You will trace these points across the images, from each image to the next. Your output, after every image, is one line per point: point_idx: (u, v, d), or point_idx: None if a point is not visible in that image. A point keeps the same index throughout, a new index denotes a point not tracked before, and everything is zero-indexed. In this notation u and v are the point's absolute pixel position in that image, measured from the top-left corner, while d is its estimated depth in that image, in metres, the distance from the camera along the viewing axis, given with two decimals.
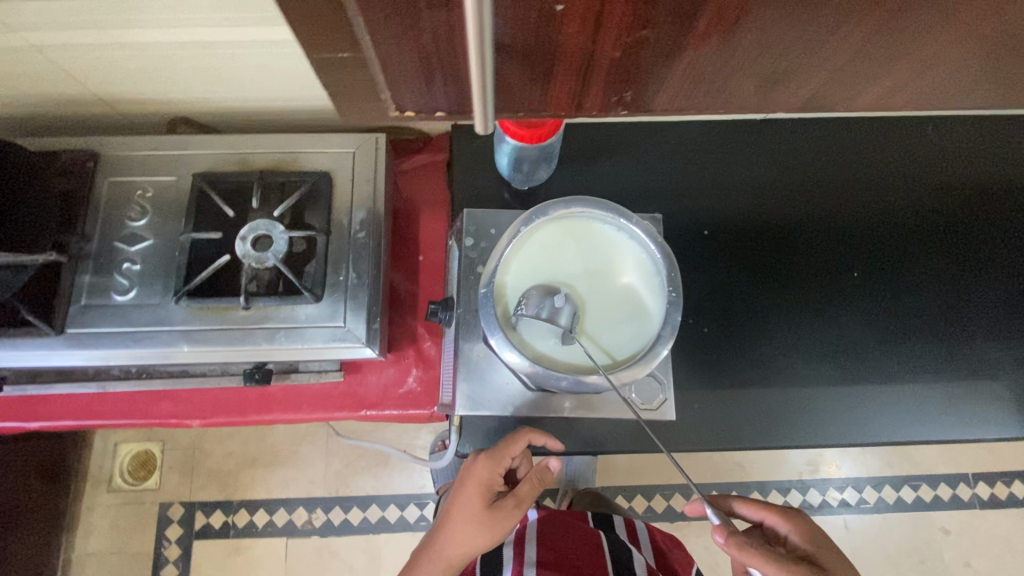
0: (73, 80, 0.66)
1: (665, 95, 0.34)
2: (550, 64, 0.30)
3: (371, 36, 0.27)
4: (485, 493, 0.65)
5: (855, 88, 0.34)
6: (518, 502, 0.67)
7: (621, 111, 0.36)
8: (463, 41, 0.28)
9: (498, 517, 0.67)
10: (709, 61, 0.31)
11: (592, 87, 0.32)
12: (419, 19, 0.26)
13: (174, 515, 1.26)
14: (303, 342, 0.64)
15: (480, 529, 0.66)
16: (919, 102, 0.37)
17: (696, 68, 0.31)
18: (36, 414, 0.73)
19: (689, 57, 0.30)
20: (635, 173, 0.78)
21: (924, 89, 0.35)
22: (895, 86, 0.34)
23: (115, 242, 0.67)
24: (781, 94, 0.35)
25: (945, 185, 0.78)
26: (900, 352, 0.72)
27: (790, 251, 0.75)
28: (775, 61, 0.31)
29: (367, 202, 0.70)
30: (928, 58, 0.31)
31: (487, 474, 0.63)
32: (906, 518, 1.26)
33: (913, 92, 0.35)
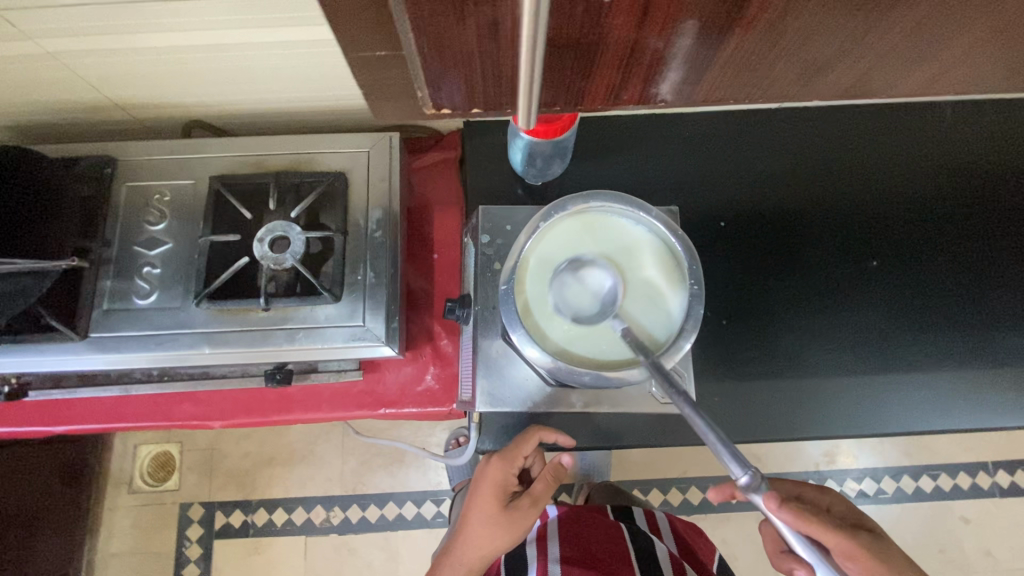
0: (89, 86, 0.67)
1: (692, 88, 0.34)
2: (578, 60, 0.30)
3: (400, 35, 0.27)
4: (500, 493, 0.67)
5: (887, 77, 0.34)
6: (535, 501, 0.69)
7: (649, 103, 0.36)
8: (494, 38, 0.27)
9: (517, 516, 0.68)
10: (741, 52, 0.30)
11: (620, 80, 0.32)
12: (452, 19, 0.26)
13: (194, 515, 1.28)
14: (323, 342, 0.65)
15: (499, 530, 0.68)
16: (952, 89, 0.36)
17: (727, 60, 0.31)
18: (61, 418, 0.74)
19: (721, 48, 0.30)
20: (649, 166, 0.77)
21: (959, 75, 0.34)
22: (929, 74, 0.34)
23: (134, 247, 0.68)
24: (811, 84, 0.34)
25: (965, 170, 0.77)
26: (922, 340, 0.71)
27: (808, 241, 0.75)
28: (808, 52, 0.30)
29: (383, 202, 0.70)
30: (964, 45, 0.31)
31: (501, 474, 0.65)
32: (925, 507, 1.25)
33: (946, 79, 0.34)
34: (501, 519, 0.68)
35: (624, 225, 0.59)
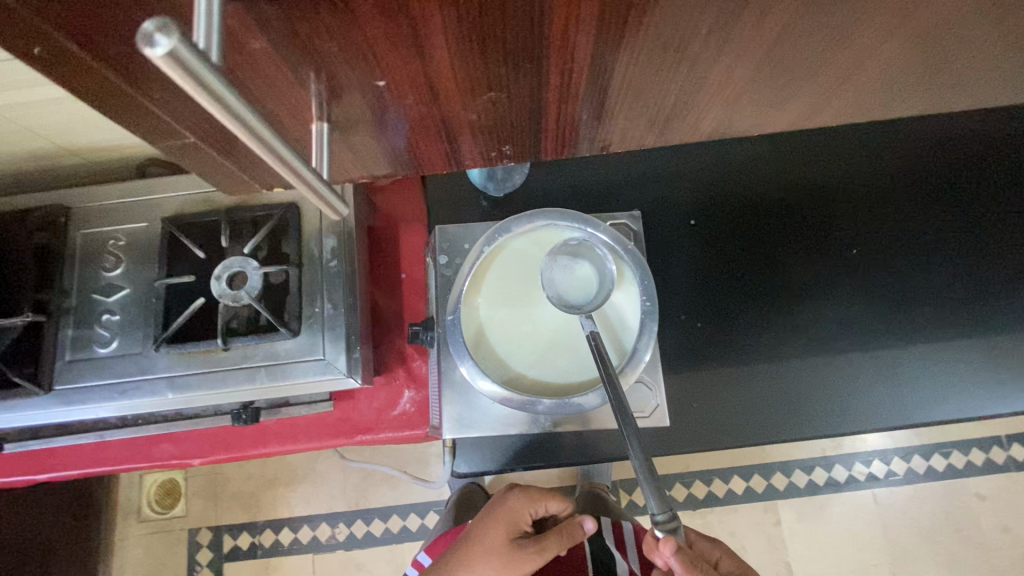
0: (37, 136, 0.64)
1: (575, 92, 0.34)
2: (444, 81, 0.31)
3: (267, 83, 0.29)
4: (514, 527, 0.61)
5: (799, 61, 0.31)
6: (544, 552, 0.59)
7: (546, 105, 0.35)
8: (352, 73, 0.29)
9: (518, 564, 0.57)
10: (611, 50, 0.29)
11: (496, 91, 0.33)
12: (295, 81, 0.29)
13: (204, 540, 1.22)
14: (285, 378, 0.64)
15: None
16: (878, 68, 0.33)
17: (600, 61, 0.30)
18: (44, 467, 0.75)
19: (587, 47, 0.29)
20: (612, 169, 0.75)
21: (875, 56, 0.31)
22: (845, 54, 0.31)
23: (92, 294, 0.68)
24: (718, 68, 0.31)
25: (943, 148, 0.74)
26: (903, 329, 0.69)
27: (780, 233, 0.73)
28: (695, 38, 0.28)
29: (335, 228, 0.69)
30: (876, 20, 0.28)
31: (520, 507, 0.63)
32: (938, 486, 1.20)
33: (861, 58, 0.31)
34: (501, 562, 0.57)
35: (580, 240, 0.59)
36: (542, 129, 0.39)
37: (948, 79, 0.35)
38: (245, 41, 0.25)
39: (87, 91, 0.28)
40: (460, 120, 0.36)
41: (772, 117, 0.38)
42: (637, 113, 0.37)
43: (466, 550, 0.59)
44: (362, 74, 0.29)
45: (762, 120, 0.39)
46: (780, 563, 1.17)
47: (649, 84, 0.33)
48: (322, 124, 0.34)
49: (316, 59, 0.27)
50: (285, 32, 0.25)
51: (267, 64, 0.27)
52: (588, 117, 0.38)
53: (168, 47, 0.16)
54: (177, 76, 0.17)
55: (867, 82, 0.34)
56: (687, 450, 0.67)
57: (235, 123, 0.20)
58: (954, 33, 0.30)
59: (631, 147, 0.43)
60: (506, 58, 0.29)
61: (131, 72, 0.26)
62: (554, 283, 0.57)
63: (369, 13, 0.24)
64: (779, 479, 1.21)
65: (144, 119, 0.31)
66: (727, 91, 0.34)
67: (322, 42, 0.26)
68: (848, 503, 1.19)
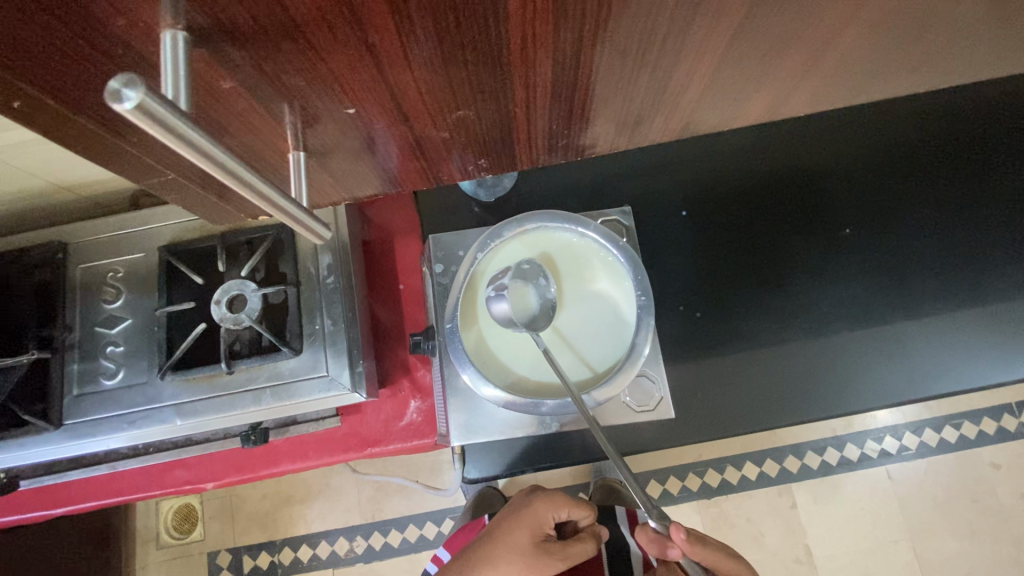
0: (31, 175, 0.65)
1: (553, 100, 0.34)
2: (421, 101, 0.31)
3: (249, 122, 0.30)
4: (538, 533, 0.60)
5: (773, 52, 0.31)
6: (568, 557, 0.58)
7: (524, 114, 0.36)
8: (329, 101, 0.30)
9: (541, 567, 0.57)
10: (584, 57, 0.30)
11: (474, 105, 0.33)
12: (275, 112, 0.30)
13: (223, 563, 1.23)
14: (291, 397, 0.64)
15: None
16: (850, 53, 0.33)
17: (573, 69, 0.31)
18: (61, 501, 0.75)
19: (559, 56, 0.29)
20: (601, 166, 0.76)
21: (849, 41, 0.32)
22: (815, 43, 0.31)
23: (95, 327, 0.68)
24: (691, 66, 0.32)
25: (933, 120, 0.74)
26: (902, 304, 0.69)
27: (772, 217, 0.73)
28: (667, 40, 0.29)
29: (329, 244, 0.69)
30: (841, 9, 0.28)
31: (544, 511, 0.61)
32: (952, 458, 1.19)
33: (834, 46, 0.32)
34: (525, 565, 0.56)
35: (548, 247, 0.61)
36: (518, 140, 0.39)
37: (919, 61, 0.36)
38: (214, 81, 0.26)
39: (74, 142, 0.29)
40: (437, 138, 0.37)
41: (751, 110, 0.39)
42: (607, 117, 0.38)
43: (492, 549, 0.58)
44: (332, 103, 0.30)
45: (738, 114, 0.40)
46: (799, 546, 1.17)
47: (622, 86, 0.33)
48: (298, 152, 0.34)
49: (292, 91, 0.28)
50: (252, 70, 0.26)
51: (247, 100, 0.28)
52: (569, 123, 0.38)
53: (135, 99, 0.16)
54: (149, 127, 0.18)
55: (840, 68, 0.35)
56: (695, 440, 0.68)
57: (216, 165, 0.21)
58: (922, 17, 0.30)
59: (608, 151, 0.44)
60: (470, 76, 0.30)
61: (114, 113, 0.27)
62: (502, 306, 0.56)
63: (330, 46, 0.25)
64: (791, 462, 1.21)
65: (127, 161, 0.31)
66: (700, 88, 0.35)
67: (295, 74, 0.27)
68: (862, 481, 1.19)
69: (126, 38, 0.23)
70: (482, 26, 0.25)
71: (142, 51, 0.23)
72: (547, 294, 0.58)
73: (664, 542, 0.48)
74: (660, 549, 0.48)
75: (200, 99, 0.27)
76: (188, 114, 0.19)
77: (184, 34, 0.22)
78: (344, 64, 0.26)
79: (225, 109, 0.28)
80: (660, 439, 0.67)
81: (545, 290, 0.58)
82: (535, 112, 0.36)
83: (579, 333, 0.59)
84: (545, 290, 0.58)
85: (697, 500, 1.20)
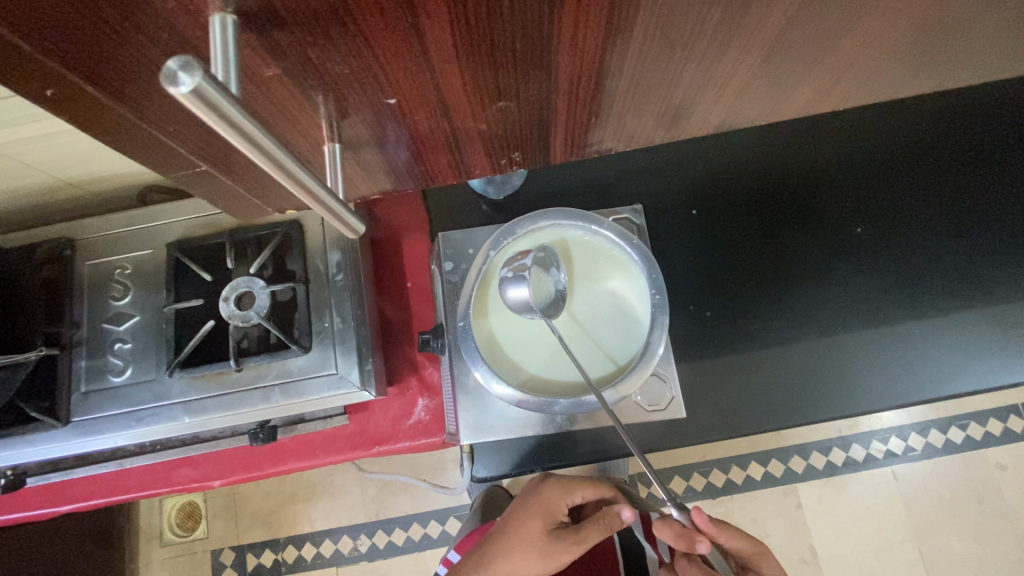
0: (38, 171, 0.65)
1: (587, 93, 0.34)
2: (449, 94, 0.31)
3: (278, 115, 0.30)
4: (549, 521, 0.59)
5: (797, 48, 0.31)
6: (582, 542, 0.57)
7: (552, 107, 0.35)
8: (362, 91, 0.29)
9: (554, 557, 0.56)
10: (618, 49, 0.29)
11: (510, 95, 0.33)
12: (306, 105, 0.30)
13: (227, 560, 1.23)
14: (301, 395, 0.64)
15: (531, 565, 0.56)
16: (876, 50, 0.33)
17: (606, 62, 0.30)
18: (67, 498, 0.75)
19: (592, 48, 0.29)
20: (611, 163, 0.75)
21: (875, 38, 0.31)
22: (843, 39, 0.31)
23: (103, 324, 0.68)
24: (717, 61, 0.31)
25: (945, 118, 0.73)
26: (914, 304, 0.69)
27: (783, 216, 0.73)
28: (696, 37, 0.28)
29: (339, 242, 0.68)
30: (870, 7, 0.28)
31: (555, 499, 0.60)
32: (958, 458, 1.19)
33: (860, 42, 0.31)
34: (537, 554, 0.56)
35: (562, 243, 0.60)
36: (551, 135, 0.39)
37: (946, 58, 0.35)
38: (258, 69, 0.25)
39: (103, 131, 0.29)
40: (458, 132, 0.37)
41: (769, 106, 0.39)
42: (643, 113, 0.38)
43: (508, 538, 0.58)
44: (377, 93, 0.29)
45: (760, 111, 0.39)
46: (804, 546, 1.16)
47: (652, 80, 0.33)
48: (334, 144, 0.33)
49: (328, 81, 0.28)
50: (299, 58, 0.25)
51: (277, 93, 0.28)
52: (595, 118, 0.38)
53: (192, 85, 0.16)
54: (202, 113, 0.17)
55: (868, 63, 0.34)
56: (705, 440, 0.67)
57: (264, 154, 0.20)
58: (949, 14, 0.30)
59: (633, 146, 0.43)
60: (510, 68, 0.29)
61: (150, 102, 0.26)
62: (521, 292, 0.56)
63: (380, 35, 0.25)
64: (797, 462, 1.21)
65: (155, 153, 0.31)
66: (723, 83, 0.34)
67: (334, 63, 0.26)
68: (868, 482, 1.19)
69: (171, 20, 0.22)
70: (517, 17, 0.25)
71: (187, 35, 0.23)
72: (560, 289, 0.58)
73: (693, 536, 0.47)
74: (688, 544, 0.47)
75: None
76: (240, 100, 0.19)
77: (234, 19, 0.22)
78: (376, 53, 0.26)
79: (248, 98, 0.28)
80: (669, 439, 0.67)
81: (559, 288, 0.58)
82: (565, 105, 0.35)
83: (593, 331, 0.59)
84: (558, 288, 0.58)
85: (702, 499, 1.20)
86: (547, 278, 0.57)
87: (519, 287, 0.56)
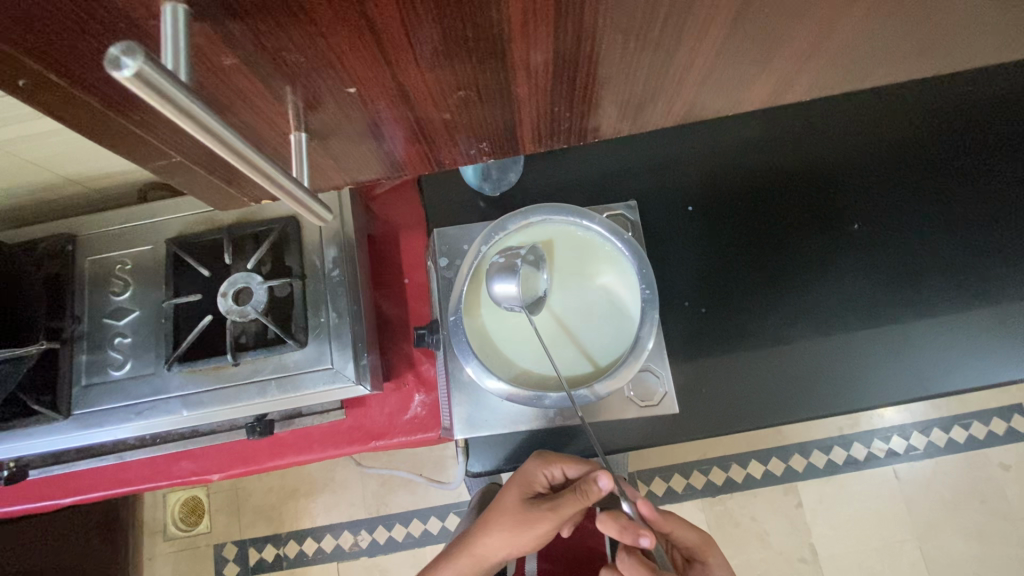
0: (40, 168, 0.66)
1: (559, 82, 0.34)
2: (424, 85, 0.32)
3: (250, 106, 0.31)
4: (525, 495, 0.60)
5: (774, 36, 0.31)
6: (553, 508, 0.55)
7: (526, 96, 0.36)
8: (331, 81, 0.30)
9: (525, 529, 0.59)
10: (586, 37, 0.30)
11: (479, 87, 0.33)
12: (276, 93, 0.30)
13: (229, 555, 1.24)
14: (297, 389, 0.65)
15: (506, 533, 0.60)
16: (855, 37, 0.33)
17: (575, 51, 0.31)
18: (70, 490, 0.76)
19: (559, 36, 0.29)
20: (607, 160, 0.75)
21: (851, 25, 0.31)
22: (818, 25, 0.31)
23: (104, 319, 0.69)
24: (692, 49, 0.32)
25: (943, 113, 0.73)
26: (909, 299, 0.68)
27: (778, 211, 0.73)
28: (666, 24, 0.29)
29: (335, 237, 0.69)
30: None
31: (533, 471, 0.59)
32: (960, 457, 1.18)
33: (836, 28, 0.31)
34: (511, 525, 0.60)
35: (549, 241, 0.61)
36: (520, 123, 0.39)
37: (926, 44, 0.35)
38: (216, 57, 0.26)
39: (73, 119, 0.29)
40: (439, 121, 0.37)
41: (751, 96, 0.39)
42: (611, 100, 0.38)
43: (490, 511, 0.63)
44: (335, 82, 0.30)
45: (741, 99, 0.39)
46: (804, 545, 1.16)
47: (623, 69, 0.33)
48: (301, 133, 0.34)
49: (293, 72, 0.28)
50: (254, 46, 0.26)
51: (244, 83, 0.29)
52: (572, 106, 0.38)
53: (134, 69, 0.17)
54: (150, 98, 0.18)
55: (845, 49, 0.34)
56: (699, 436, 0.67)
57: (214, 138, 0.21)
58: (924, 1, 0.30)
59: (611, 136, 0.44)
60: (474, 59, 0.30)
61: (110, 88, 0.27)
62: (505, 289, 0.56)
63: (332, 22, 0.25)
64: (797, 460, 1.20)
65: (130, 140, 0.31)
66: (701, 71, 0.34)
67: (297, 53, 0.27)
68: (869, 481, 1.18)
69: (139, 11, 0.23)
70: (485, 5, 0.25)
71: (142, 24, 0.23)
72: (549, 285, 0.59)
73: (638, 531, 0.48)
74: (632, 538, 0.48)
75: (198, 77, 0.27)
76: (189, 87, 0.20)
77: (185, 8, 0.22)
78: (340, 41, 0.26)
79: (224, 89, 0.29)
80: (664, 435, 0.67)
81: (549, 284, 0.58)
82: (537, 95, 0.36)
83: (585, 326, 0.59)
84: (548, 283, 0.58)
85: (701, 497, 1.20)
86: (533, 277, 0.58)
87: (505, 285, 0.56)
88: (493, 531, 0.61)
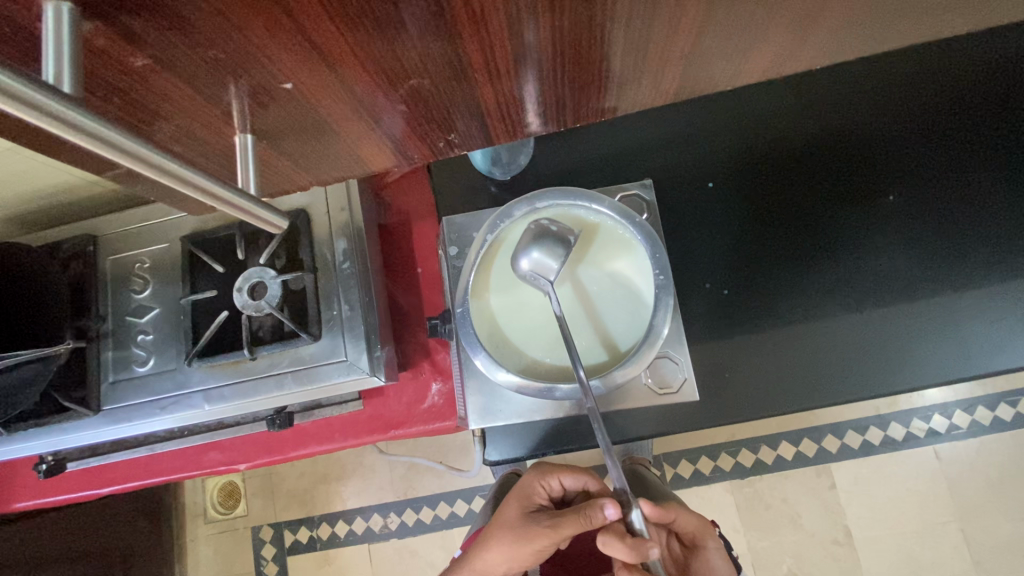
0: (58, 171, 0.67)
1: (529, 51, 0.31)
2: (380, 68, 0.30)
3: (178, 104, 0.30)
4: (524, 504, 0.61)
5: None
6: (553, 524, 0.54)
7: (495, 71, 0.33)
8: (263, 68, 0.28)
9: (524, 542, 0.57)
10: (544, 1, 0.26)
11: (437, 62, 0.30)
12: (199, 90, 0.29)
13: (265, 537, 1.28)
14: (314, 381, 0.65)
15: (506, 547, 0.58)
16: None
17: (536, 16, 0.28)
18: (108, 480, 0.80)
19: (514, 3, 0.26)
20: (620, 138, 0.72)
21: None
22: None
23: (126, 317, 0.70)
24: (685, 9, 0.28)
25: (993, 70, 0.66)
26: (949, 275, 0.64)
27: (806, 185, 0.68)
28: None
29: (343, 229, 0.69)
30: None
31: (531, 482, 0.63)
32: (1006, 437, 1.12)
33: None
34: (510, 537, 0.58)
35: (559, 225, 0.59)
36: (495, 103, 0.37)
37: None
38: (124, 58, 0.25)
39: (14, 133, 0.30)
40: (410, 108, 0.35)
41: (768, 63, 0.36)
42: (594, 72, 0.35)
43: (492, 527, 0.61)
44: (265, 74, 0.29)
45: (745, 68, 0.36)
46: (838, 527, 1.13)
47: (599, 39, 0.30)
48: (246, 135, 0.34)
49: (214, 63, 0.27)
50: (161, 40, 0.25)
51: (169, 81, 0.28)
52: (551, 78, 0.35)
53: None
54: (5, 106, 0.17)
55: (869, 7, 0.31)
56: (722, 421, 0.65)
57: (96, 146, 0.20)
58: None
59: (600, 111, 0.40)
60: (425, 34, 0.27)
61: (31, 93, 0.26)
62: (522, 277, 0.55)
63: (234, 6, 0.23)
64: (830, 441, 1.16)
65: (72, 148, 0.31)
66: (700, 31, 0.31)
67: (204, 44, 0.25)
68: (908, 461, 1.13)
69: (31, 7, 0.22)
70: None
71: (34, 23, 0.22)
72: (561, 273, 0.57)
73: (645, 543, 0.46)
74: (639, 555, 0.45)
75: (112, 79, 0.26)
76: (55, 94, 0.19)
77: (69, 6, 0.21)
78: (249, 25, 0.25)
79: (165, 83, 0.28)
80: (685, 421, 0.65)
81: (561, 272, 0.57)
82: (505, 67, 0.32)
83: (599, 315, 0.57)
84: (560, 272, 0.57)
85: (730, 480, 1.17)
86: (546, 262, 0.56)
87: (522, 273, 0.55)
88: (493, 546, 0.59)
